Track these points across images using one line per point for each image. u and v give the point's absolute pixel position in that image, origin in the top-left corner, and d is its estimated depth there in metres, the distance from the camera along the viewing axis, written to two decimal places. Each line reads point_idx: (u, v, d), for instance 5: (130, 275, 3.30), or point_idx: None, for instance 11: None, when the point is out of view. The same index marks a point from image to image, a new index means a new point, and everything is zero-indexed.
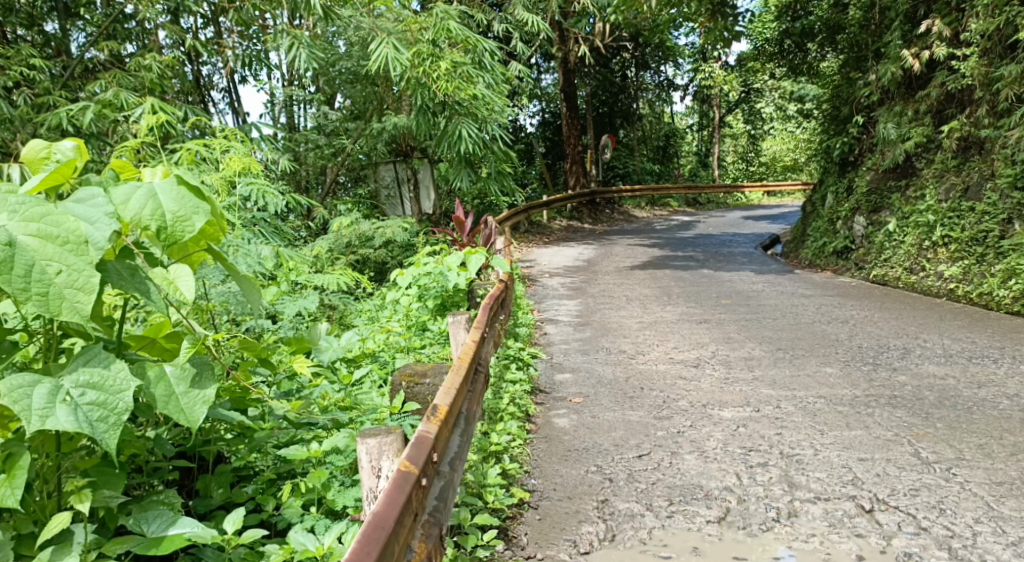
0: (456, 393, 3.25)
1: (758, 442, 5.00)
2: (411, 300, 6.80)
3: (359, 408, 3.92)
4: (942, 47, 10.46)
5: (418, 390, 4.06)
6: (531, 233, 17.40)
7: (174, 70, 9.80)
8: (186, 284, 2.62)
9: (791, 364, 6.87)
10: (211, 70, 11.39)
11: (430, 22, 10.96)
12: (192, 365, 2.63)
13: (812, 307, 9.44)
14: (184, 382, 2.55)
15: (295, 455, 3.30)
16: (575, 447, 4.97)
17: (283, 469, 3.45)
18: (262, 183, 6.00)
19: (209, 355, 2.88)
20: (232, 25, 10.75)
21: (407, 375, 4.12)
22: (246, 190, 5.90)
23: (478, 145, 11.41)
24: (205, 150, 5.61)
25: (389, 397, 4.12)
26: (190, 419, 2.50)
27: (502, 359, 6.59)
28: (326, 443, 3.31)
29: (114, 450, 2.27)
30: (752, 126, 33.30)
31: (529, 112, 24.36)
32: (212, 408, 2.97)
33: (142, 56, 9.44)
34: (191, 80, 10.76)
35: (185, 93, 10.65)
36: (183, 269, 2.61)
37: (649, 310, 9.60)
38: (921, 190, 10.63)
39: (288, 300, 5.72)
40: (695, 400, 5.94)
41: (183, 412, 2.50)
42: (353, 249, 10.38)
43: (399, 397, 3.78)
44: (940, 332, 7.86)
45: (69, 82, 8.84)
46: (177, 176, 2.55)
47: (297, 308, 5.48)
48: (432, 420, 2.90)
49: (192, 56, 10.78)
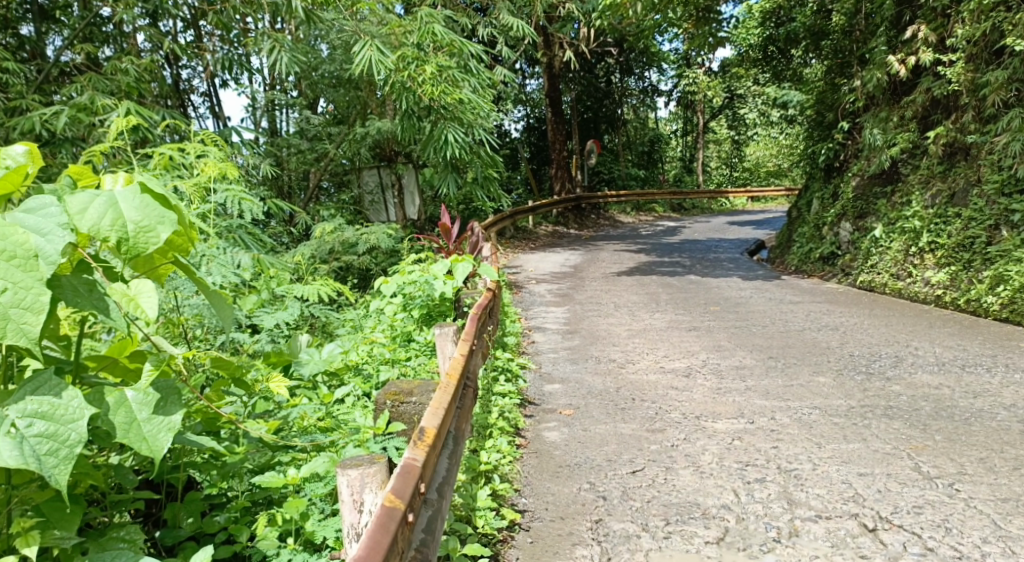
0: (445, 412, 3.08)
1: (754, 456, 4.86)
2: (396, 309, 6.61)
3: (340, 431, 3.74)
4: (927, 53, 10.36)
5: (403, 410, 3.75)
6: (517, 238, 17.26)
7: (152, 74, 9.57)
8: (148, 302, 2.44)
9: (784, 373, 6.74)
10: (191, 73, 11.16)
11: (414, 25, 10.88)
12: (156, 390, 2.46)
13: (802, 314, 9.34)
14: (147, 408, 2.39)
15: (272, 484, 3.10)
16: (566, 463, 4.81)
17: (258, 496, 3.25)
18: (239, 191, 5.81)
19: (176, 376, 2.69)
20: (213, 28, 10.53)
21: (393, 393, 3.81)
22: (222, 198, 5.70)
23: (463, 150, 11.23)
24: (179, 155, 5.42)
25: (373, 417, 3.80)
26: (153, 449, 2.33)
27: (490, 370, 6.42)
28: (305, 469, 3.12)
29: (62, 488, 2.15)
30: (735, 131, 33.35)
31: (514, 117, 24.23)
32: (180, 432, 2.78)
33: (119, 59, 9.21)
34: (171, 83, 10.52)
35: (164, 96, 10.40)
36: (145, 284, 2.44)
37: (638, 317, 9.46)
38: (907, 196, 10.57)
39: (265, 312, 5.53)
40: (688, 411, 5.79)
41: (145, 442, 2.33)
42: (336, 256, 10.12)
43: (384, 417, 3.56)
44: (931, 340, 7.76)
45: (44, 86, 8.62)
46: (142, 183, 2.37)
47: (275, 322, 5.29)
48: (419, 445, 2.73)
49: (171, 59, 10.53)
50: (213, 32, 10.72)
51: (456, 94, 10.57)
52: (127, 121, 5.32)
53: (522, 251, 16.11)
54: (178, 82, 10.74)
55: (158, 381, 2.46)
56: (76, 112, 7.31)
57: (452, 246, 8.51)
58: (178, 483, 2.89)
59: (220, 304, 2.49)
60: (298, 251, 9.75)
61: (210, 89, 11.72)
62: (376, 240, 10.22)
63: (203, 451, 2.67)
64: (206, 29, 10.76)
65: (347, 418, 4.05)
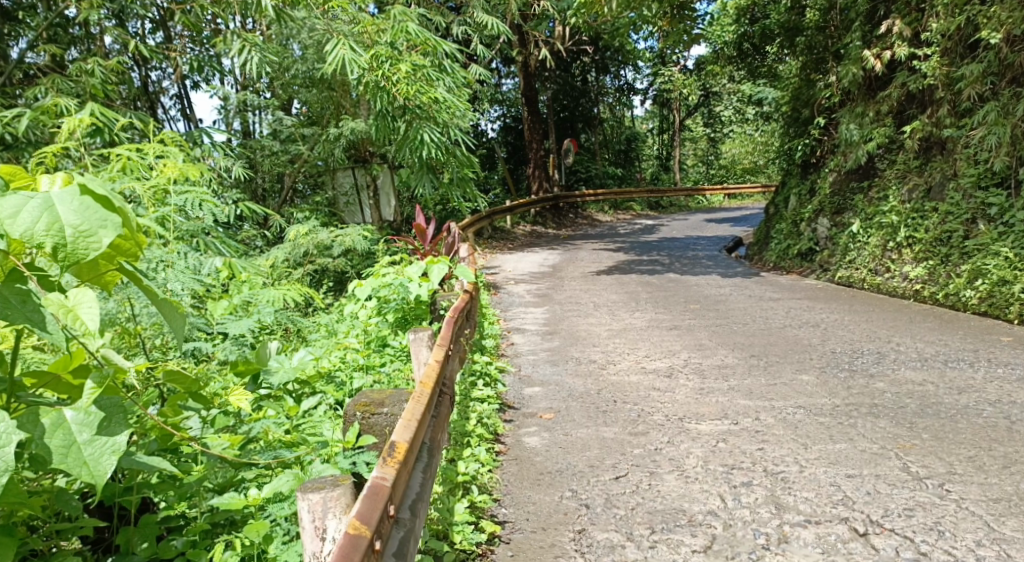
0: (418, 425, 2.90)
1: (739, 458, 4.74)
2: (370, 314, 6.40)
3: (306, 444, 3.54)
4: (902, 47, 10.33)
5: (372, 423, 3.49)
6: (495, 239, 17.11)
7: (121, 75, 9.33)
8: (88, 313, 2.29)
9: (766, 372, 6.63)
10: (161, 75, 10.92)
11: (387, 24, 10.64)
12: (99, 409, 2.28)
13: (782, 311, 9.26)
14: (89, 430, 2.22)
15: (232, 506, 2.90)
16: (547, 469, 4.66)
17: (219, 517, 3.05)
18: (200, 192, 5.60)
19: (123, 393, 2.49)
20: (183, 29, 10.31)
21: (363, 404, 3.56)
22: (182, 200, 5.48)
23: (439, 150, 11.06)
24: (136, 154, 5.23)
25: (343, 430, 3.54)
26: (94, 474, 2.16)
27: (467, 374, 6.24)
28: (268, 489, 2.90)
29: None
30: (711, 129, 33.41)
31: (490, 117, 24.07)
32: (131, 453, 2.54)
33: (85, 61, 8.97)
34: (139, 86, 10.28)
35: (133, 99, 10.15)
36: (85, 294, 2.29)
37: (618, 316, 9.35)
38: (884, 191, 10.53)
39: (229, 318, 5.32)
40: (671, 413, 5.66)
41: (85, 466, 2.16)
42: (310, 258, 9.90)
43: (353, 431, 3.32)
44: (912, 335, 7.70)
45: (5, 88, 8.35)
46: (81, 184, 2.19)
47: (241, 329, 5.02)
48: (389, 463, 2.56)
49: (140, 61, 10.28)
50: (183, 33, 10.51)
51: (431, 93, 10.39)
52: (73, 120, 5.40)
53: (500, 251, 15.95)
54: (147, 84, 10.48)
55: (102, 399, 2.29)
56: (41, 113, 7.05)
57: (428, 246, 8.32)
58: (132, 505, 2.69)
59: (170, 312, 2.27)
60: (272, 254, 9.53)
61: (181, 91, 11.47)
62: (351, 242, 9.99)
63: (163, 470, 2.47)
64: (176, 30, 10.52)
65: (315, 432, 3.86)
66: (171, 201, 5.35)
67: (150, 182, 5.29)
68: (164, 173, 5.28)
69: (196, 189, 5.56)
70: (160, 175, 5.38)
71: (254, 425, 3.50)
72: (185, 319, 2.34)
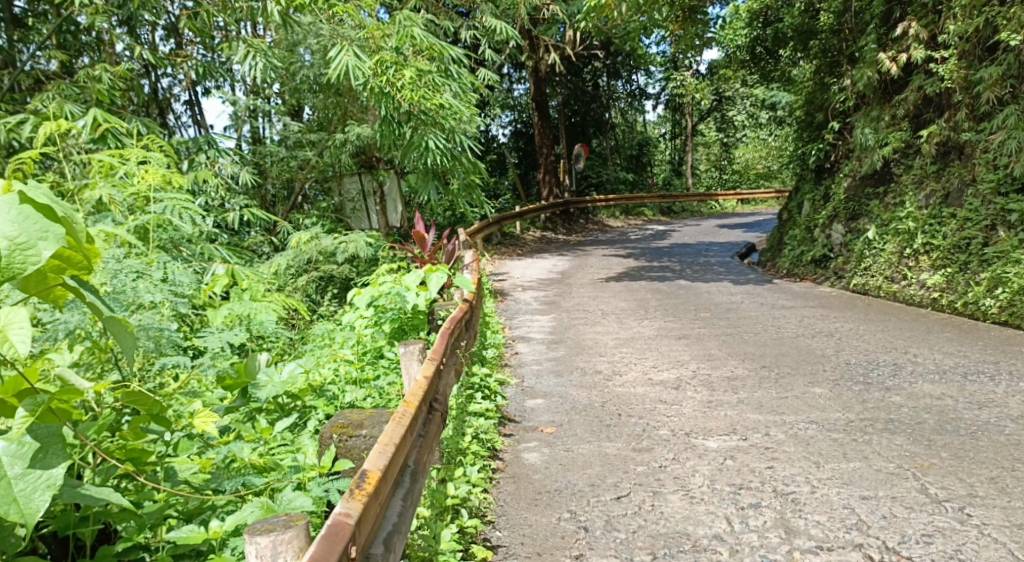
0: (396, 449, 2.76)
1: (747, 478, 4.52)
2: (365, 324, 6.19)
3: (278, 470, 3.36)
4: (919, 50, 10.08)
5: (349, 446, 3.34)
6: (504, 244, 16.92)
7: (130, 81, 9.23)
8: (20, 333, 2.15)
9: (778, 385, 6.39)
10: (171, 81, 10.79)
11: (393, 29, 10.45)
12: (34, 438, 2.29)
13: (795, 320, 9.01)
14: (21, 464, 2.25)
15: (188, 541, 2.66)
16: (546, 488, 4.47)
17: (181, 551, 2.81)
18: (179, 198, 5.43)
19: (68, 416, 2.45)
20: (195, 36, 10.22)
21: (341, 426, 3.43)
22: (162, 207, 5.30)
23: (445, 156, 10.86)
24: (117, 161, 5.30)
25: (317, 454, 3.41)
26: (22, 513, 2.18)
27: (465, 387, 6.03)
28: (230, 521, 2.73)
29: None
30: (724, 134, 33.14)
31: (501, 122, 23.90)
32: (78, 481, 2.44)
33: (92, 67, 8.87)
34: (149, 93, 10.14)
35: (142, 107, 10.02)
36: (18, 313, 2.15)
37: (626, 325, 9.13)
38: (900, 197, 10.27)
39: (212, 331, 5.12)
40: (677, 427, 5.45)
41: (13, 504, 2.19)
42: (315, 265, 9.71)
43: (328, 456, 3.17)
44: (930, 346, 7.45)
45: (12, 95, 8.24)
46: (21, 192, 2.00)
47: (218, 342, 4.80)
48: (355, 497, 2.42)
49: (149, 67, 10.11)
50: (194, 39, 10.40)
51: (436, 98, 10.21)
52: (51, 124, 5.62)
53: (509, 257, 15.75)
54: (157, 91, 10.32)
55: (38, 427, 2.29)
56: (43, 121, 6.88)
57: (428, 254, 8.09)
58: (86, 537, 2.60)
59: (118, 333, 2.15)
60: (274, 261, 9.40)
61: (191, 98, 11.36)
62: (355, 248, 9.74)
63: (112, 501, 2.38)
64: (187, 37, 10.40)
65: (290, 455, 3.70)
66: (151, 209, 5.16)
67: (132, 190, 5.29)
68: (145, 179, 5.35)
69: (175, 195, 5.38)
70: (141, 181, 5.38)
71: (222, 450, 3.37)
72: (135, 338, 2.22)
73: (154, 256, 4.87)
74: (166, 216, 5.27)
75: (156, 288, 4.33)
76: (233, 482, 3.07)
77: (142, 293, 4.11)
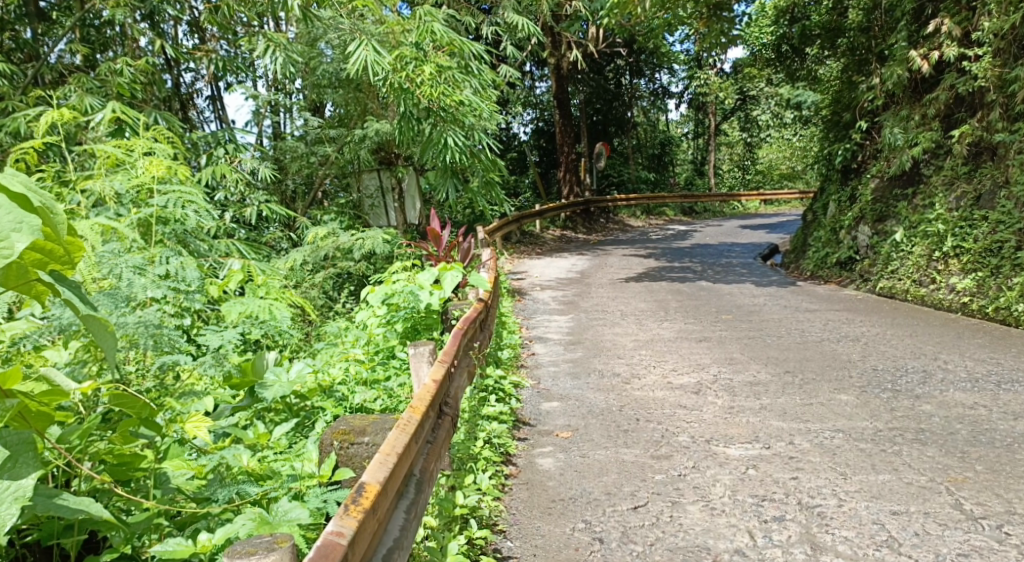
0: (397, 460, 2.61)
1: (771, 489, 4.33)
2: (378, 323, 6.04)
3: (275, 479, 3.24)
4: (951, 47, 9.82)
5: (350, 453, 3.22)
6: (524, 243, 16.76)
7: (151, 76, 9.17)
8: None
9: (802, 391, 6.19)
10: (194, 76, 10.73)
11: (414, 24, 10.33)
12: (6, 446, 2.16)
13: (820, 323, 8.78)
14: None
15: (174, 555, 2.50)
16: (560, 496, 4.32)
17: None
18: (184, 191, 5.31)
19: (43, 421, 2.33)
20: (217, 30, 10.15)
21: (341, 432, 3.29)
22: (166, 200, 5.17)
23: (465, 154, 10.68)
24: (121, 151, 5.24)
25: (317, 461, 3.29)
26: None
27: (479, 390, 5.87)
28: (220, 533, 2.60)
29: None
30: (748, 134, 32.61)
31: (522, 120, 23.71)
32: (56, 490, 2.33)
33: (114, 61, 8.80)
34: (172, 88, 10.04)
35: (165, 102, 9.94)
36: None
37: (645, 326, 8.93)
38: (929, 198, 9.99)
39: (214, 329, 4.99)
40: (697, 434, 5.27)
41: None
42: (332, 262, 9.58)
43: (328, 464, 3.04)
44: (961, 352, 7.20)
45: (33, 87, 8.20)
46: None
47: (220, 339, 4.66)
48: (350, 514, 2.28)
49: (172, 62, 10.04)
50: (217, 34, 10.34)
51: (456, 95, 10.06)
52: (55, 112, 5.56)
53: (528, 256, 15.59)
54: (179, 86, 10.23)
55: (8, 434, 2.17)
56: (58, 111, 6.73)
57: (443, 253, 7.93)
58: (68, 548, 2.56)
59: (99, 332, 2.08)
60: (290, 256, 9.24)
61: (214, 93, 11.30)
62: (372, 245, 9.47)
63: (90, 514, 2.29)
64: (210, 31, 10.33)
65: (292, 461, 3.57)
66: (155, 201, 5.04)
67: (135, 180, 5.19)
68: (149, 169, 5.23)
69: (179, 188, 5.26)
70: (145, 172, 5.25)
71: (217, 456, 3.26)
72: (114, 338, 2.14)
73: (157, 251, 4.74)
74: (168, 208, 5.13)
75: (160, 283, 4.21)
76: (227, 491, 2.94)
77: (145, 288, 3.99)
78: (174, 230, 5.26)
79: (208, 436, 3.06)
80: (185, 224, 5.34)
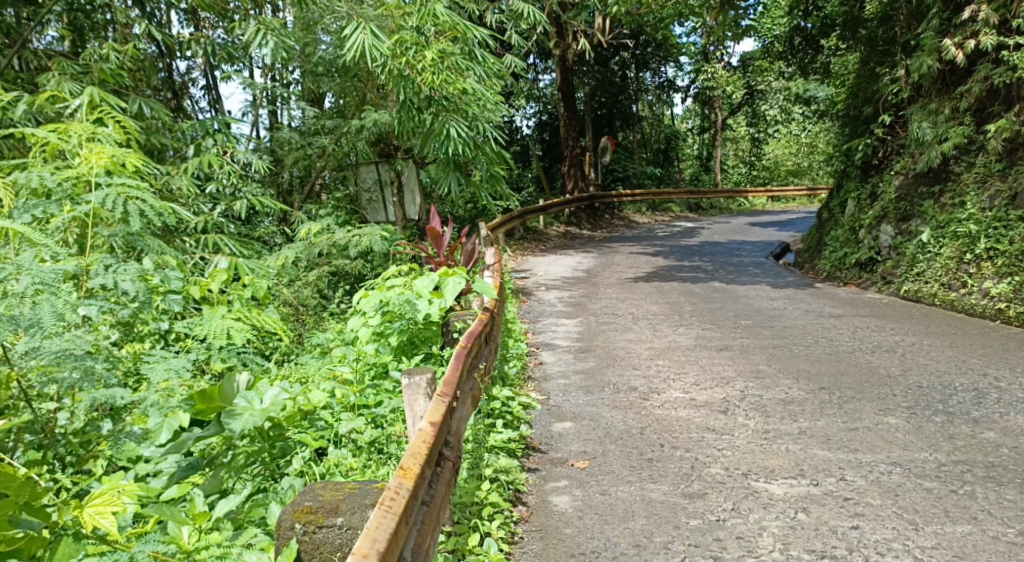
0: None
1: (829, 542, 3.73)
2: (368, 333, 5.41)
3: None
4: (988, 36, 9.07)
5: (316, 541, 3.11)
6: (526, 240, 16.03)
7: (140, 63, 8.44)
8: None
9: (843, 412, 5.50)
10: (188, 65, 9.92)
11: (415, 7, 9.50)
12: None
13: (849, 331, 8.09)
14: None
15: None
16: (579, 551, 3.74)
17: None
18: (127, 184, 4.51)
19: None
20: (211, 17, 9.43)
21: (305, 513, 3.17)
22: (103, 196, 4.39)
23: (467, 145, 9.93)
24: (57, 137, 4.68)
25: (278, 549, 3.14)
26: None
27: (484, 414, 5.21)
28: None
29: None
30: (755, 129, 31.58)
31: (526, 113, 22.87)
32: None
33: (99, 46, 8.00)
34: (166, 77, 9.26)
35: (158, 90, 9.14)
36: None
37: (660, 333, 8.21)
38: (959, 197, 9.34)
39: (158, 354, 4.35)
40: (731, 465, 4.59)
41: None
42: (325, 259, 8.80)
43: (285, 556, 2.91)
44: (1011, 368, 6.52)
45: (12, 74, 7.35)
46: None
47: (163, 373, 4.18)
48: None
49: (166, 52, 9.34)
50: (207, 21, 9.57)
51: (460, 82, 9.41)
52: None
53: (530, 253, 14.90)
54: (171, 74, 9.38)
55: None
56: (38, 97, 5.82)
57: (442, 255, 7.22)
58: None
59: None
60: (281, 254, 8.54)
61: (209, 81, 10.58)
62: (368, 242, 8.77)
63: None
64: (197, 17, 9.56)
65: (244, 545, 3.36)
66: (91, 198, 4.30)
67: (69, 171, 4.54)
68: (88, 159, 4.57)
69: (121, 180, 4.47)
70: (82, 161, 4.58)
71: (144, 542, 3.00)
72: None
73: (97, 255, 4.09)
74: (108, 204, 4.40)
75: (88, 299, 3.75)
76: None
77: (62, 311, 3.49)
78: (119, 233, 4.51)
79: (111, 523, 2.78)
80: (131, 224, 4.54)
